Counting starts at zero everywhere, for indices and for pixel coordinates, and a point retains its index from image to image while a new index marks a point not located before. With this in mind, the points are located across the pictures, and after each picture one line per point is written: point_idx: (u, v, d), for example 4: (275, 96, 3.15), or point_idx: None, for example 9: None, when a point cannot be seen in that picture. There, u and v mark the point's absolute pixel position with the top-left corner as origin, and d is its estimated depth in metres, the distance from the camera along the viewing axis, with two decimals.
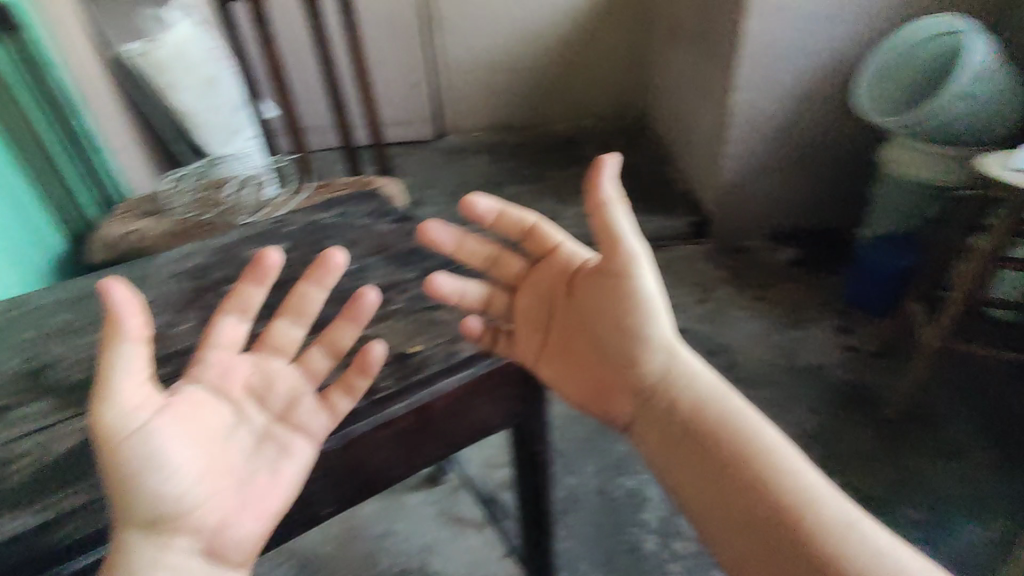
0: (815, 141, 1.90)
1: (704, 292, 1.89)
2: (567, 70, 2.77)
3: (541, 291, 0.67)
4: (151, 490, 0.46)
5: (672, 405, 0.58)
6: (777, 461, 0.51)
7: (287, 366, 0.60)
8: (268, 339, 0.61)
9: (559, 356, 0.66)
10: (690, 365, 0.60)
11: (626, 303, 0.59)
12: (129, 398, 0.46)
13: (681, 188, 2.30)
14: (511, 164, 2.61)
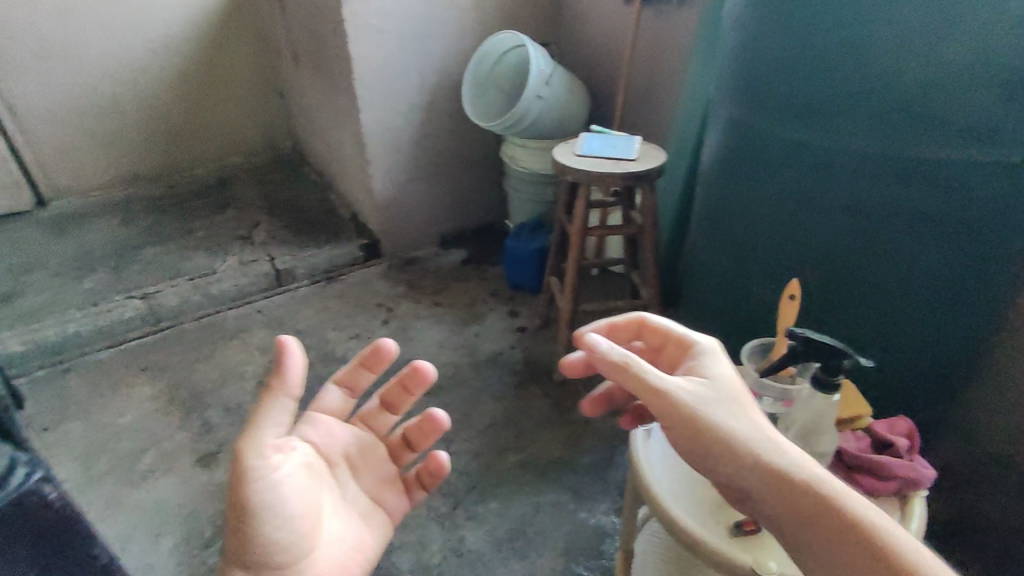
0: (446, 151, 2.07)
1: (387, 312, 1.90)
2: (194, 107, 2.48)
3: (643, 390, 0.59)
4: (270, 542, 0.55)
5: (715, 459, 0.56)
6: (817, 480, 0.52)
7: (362, 435, 0.72)
8: (335, 411, 0.69)
9: (681, 437, 0.58)
10: (727, 408, 0.58)
11: (667, 396, 0.58)
12: (271, 440, 0.55)
13: (349, 214, 2.30)
14: (149, 221, 2.24)
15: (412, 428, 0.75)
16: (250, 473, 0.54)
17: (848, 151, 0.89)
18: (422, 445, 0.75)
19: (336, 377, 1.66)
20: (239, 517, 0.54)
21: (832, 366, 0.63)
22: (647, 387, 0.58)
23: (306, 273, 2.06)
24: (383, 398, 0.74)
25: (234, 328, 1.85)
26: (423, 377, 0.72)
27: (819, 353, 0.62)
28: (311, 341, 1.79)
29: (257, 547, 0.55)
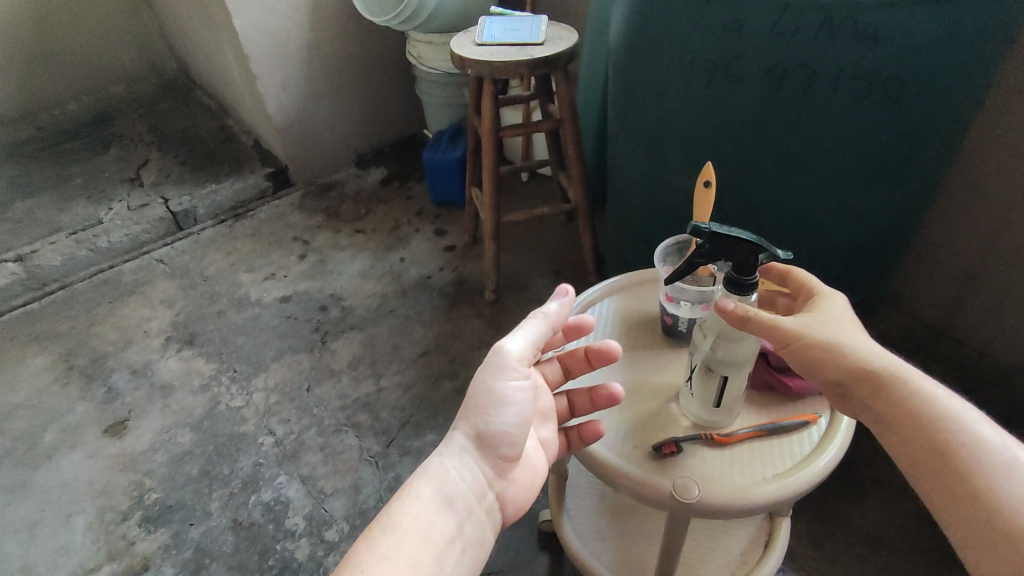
0: (346, 58, 1.83)
1: (303, 246, 1.74)
2: (49, 33, 2.12)
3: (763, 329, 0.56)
4: (493, 427, 0.58)
5: (823, 364, 0.54)
6: (923, 385, 0.50)
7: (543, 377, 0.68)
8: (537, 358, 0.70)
9: (799, 360, 0.56)
10: (846, 334, 0.55)
11: (780, 321, 0.56)
12: (521, 348, 0.61)
13: (252, 142, 2.06)
14: (18, 172, 1.96)
15: (580, 403, 0.67)
16: (497, 376, 0.59)
17: (765, 4, 0.75)
18: (583, 415, 0.67)
19: (253, 323, 1.52)
20: (469, 405, 0.59)
21: (743, 265, 0.54)
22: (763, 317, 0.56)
23: (209, 214, 1.85)
24: (563, 362, 0.70)
25: (133, 282, 1.66)
26: (610, 354, 0.67)
27: (726, 250, 0.53)
28: (222, 287, 1.63)
29: (481, 418, 0.58)
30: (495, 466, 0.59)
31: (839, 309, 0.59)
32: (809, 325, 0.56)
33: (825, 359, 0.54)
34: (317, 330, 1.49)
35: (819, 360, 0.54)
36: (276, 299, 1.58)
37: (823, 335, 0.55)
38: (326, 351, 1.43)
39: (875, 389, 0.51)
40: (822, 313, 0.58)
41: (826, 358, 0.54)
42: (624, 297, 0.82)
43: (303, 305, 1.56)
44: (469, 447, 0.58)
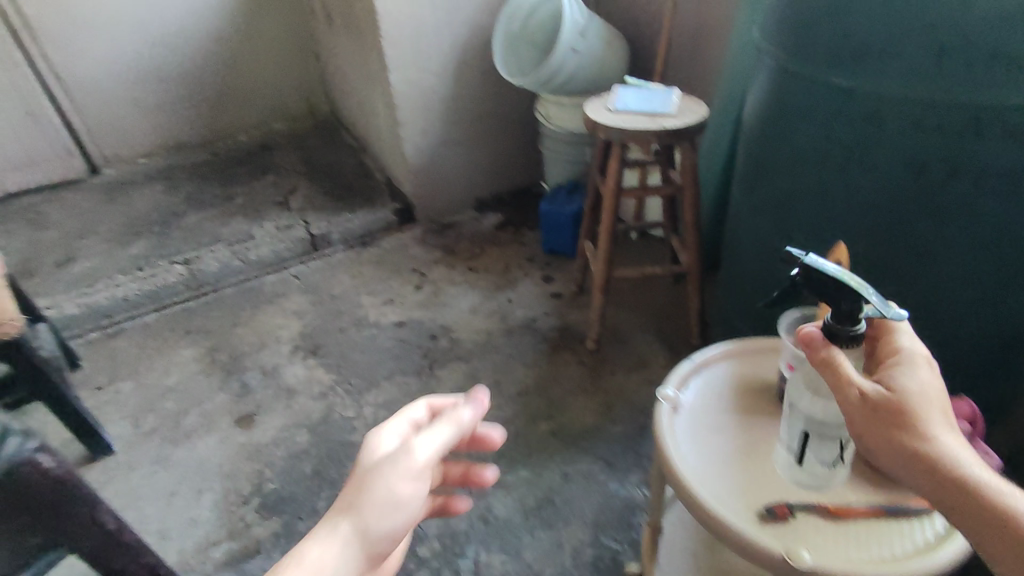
0: (480, 113, 2.00)
1: (420, 277, 1.88)
2: (233, 75, 2.50)
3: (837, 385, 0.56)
4: (384, 525, 0.57)
5: (891, 436, 0.52)
6: (992, 484, 0.48)
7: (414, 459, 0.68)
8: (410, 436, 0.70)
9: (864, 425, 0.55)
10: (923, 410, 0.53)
11: (851, 389, 0.55)
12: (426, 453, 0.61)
13: (384, 179, 2.25)
14: (193, 188, 2.28)
15: (452, 473, 0.70)
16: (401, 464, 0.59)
17: (912, 100, 0.78)
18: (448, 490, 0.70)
19: (370, 343, 1.66)
20: (351, 489, 0.57)
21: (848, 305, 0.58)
22: (839, 381, 0.56)
23: (342, 239, 2.04)
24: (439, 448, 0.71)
25: (272, 293, 1.87)
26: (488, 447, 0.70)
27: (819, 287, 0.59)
28: (347, 306, 1.79)
29: (373, 514, 0.56)
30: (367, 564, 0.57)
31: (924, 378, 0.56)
32: (883, 398, 0.54)
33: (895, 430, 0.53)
34: (426, 356, 1.59)
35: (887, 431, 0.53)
36: (392, 323, 1.71)
37: (896, 408, 0.53)
38: (433, 376, 1.53)
39: (937, 475, 0.49)
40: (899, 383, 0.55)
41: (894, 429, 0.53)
42: (739, 363, 0.85)
43: (415, 332, 1.68)
44: (347, 539, 0.55)
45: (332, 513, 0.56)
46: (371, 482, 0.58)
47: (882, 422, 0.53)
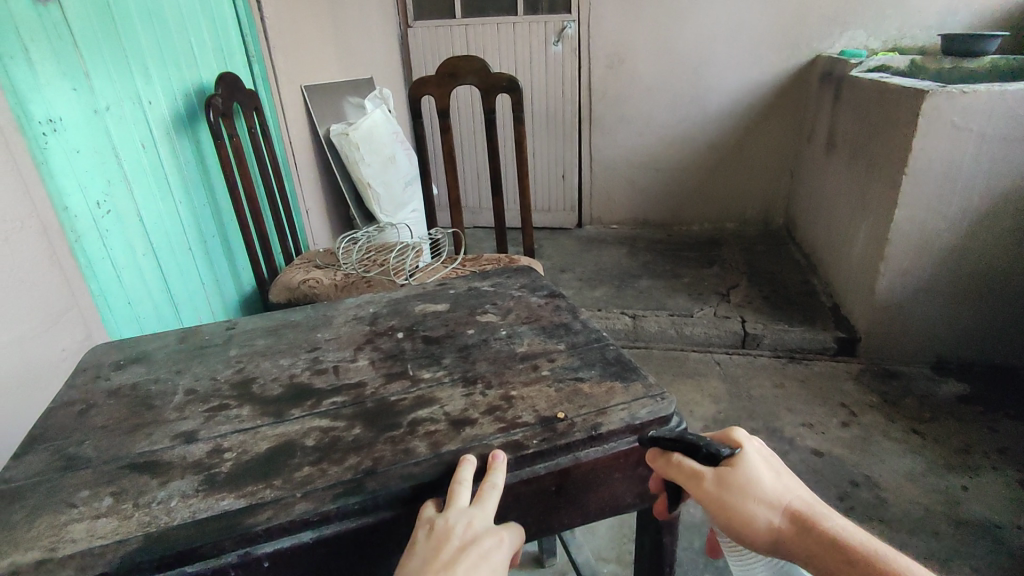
0: (989, 272, 1.73)
1: (849, 415, 1.71)
2: (713, 176, 2.82)
3: (695, 483, 0.55)
4: None
5: (746, 505, 0.53)
6: (828, 516, 0.53)
7: (477, 519, 0.50)
8: (483, 504, 0.51)
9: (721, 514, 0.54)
10: (761, 486, 0.54)
11: (706, 479, 0.54)
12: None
13: (830, 303, 2.15)
14: (648, 259, 2.64)
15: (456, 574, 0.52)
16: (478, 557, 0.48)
17: None
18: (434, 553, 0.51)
19: (781, 456, 1.57)
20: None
21: (680, 437, 0.56)
22: (690, 482, 0.55)
23: (770, 346, 2.05)
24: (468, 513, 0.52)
25: (693, 369, 1.99)
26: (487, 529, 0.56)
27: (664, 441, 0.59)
28: (763, 410, 1.75)
29: None
30: None
31: (763, 454, 0.57)
32: (728, 475, 0.54)
33: (750, 499, 0.53)
34: (843, 499, 1.42)
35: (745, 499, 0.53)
36: (810, 448, 1.59)
37: (767, 511, 0.53)
38: None
39: (838, 550, 0.50)
40: (751, 472, 0.54)
41: (746, 498, 0.53)
42: None
43: (834, 468, 1.51)
44: None
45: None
46: None
47: (739, 498, 0.53)
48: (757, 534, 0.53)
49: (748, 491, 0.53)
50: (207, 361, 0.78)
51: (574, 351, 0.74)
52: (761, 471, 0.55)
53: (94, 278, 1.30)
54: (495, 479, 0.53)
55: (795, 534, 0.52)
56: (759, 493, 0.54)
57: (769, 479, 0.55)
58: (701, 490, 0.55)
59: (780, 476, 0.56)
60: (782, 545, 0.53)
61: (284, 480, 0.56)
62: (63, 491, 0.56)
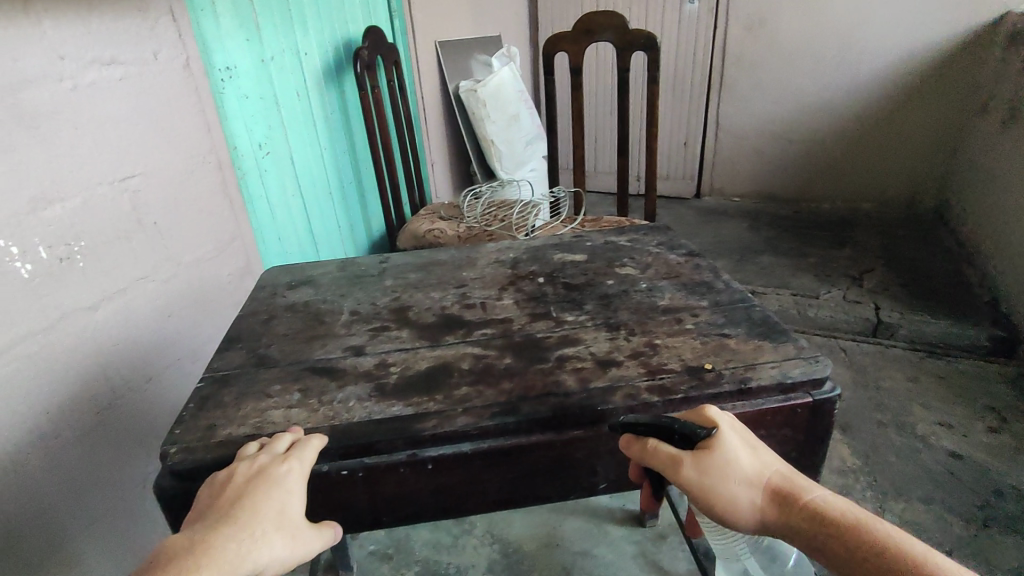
0: None
1: (998, 421, 1.55)
2: (856, 150, 2.59)
3: (673, 470, 0.50)
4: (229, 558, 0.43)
5: (727, 490, 0.48)
6: (814, 491, 0.48)
7: (264, 456, 0.52)
8: (273, 446, 0.53)
9: (702, 500, 0.49)
10: (739, 466, 0.49)
11: (681, 467, 0.50)
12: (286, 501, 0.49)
13: (986, 297, 1.93)
14: (771, 235, 2.50)
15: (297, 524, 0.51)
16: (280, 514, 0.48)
17: None
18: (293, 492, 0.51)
19: (911, 453, 1.46)
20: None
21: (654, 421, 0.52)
22: (668, 470, 0.51)
23: (907, 337, 1.89)
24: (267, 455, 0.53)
25: None
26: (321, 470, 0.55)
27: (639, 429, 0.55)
28: (893, 404, 1.63)
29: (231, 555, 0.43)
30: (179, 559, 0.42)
31: (738, 429, 0.52)
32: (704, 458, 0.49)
33: (729, 480, 0.49)
34: (983, 507, 1.30)
35: (725, 481, 0.48)
36: (946, 449, 1.46)
37: (747, 491, 0.48)
38: (988, 536, 1.23)
39: (827, 527, 0.45)
40: (728, 449, 0.50)
41: (725, 480, 0.48)
42: None
43: (973, 473, 1.39)
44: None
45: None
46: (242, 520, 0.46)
47: (720, 481, 0.48)
48: (743, 520, 0.48)
49: (728, 471, 0.49)
50: (365, 288, 0.86)
51: (718, 309, 0.73)
52: (739, 448, 0.50)
53: (254, 214, 1.44)
54: (288, 431, 0.56)
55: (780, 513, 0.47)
56: (736, 472, 0.49)
57: (747, 457, 0.50)
58: (677, 477, 0.50)
59: (762, 452, 0.51)
60: (769, 528, 0.48)
61: (445, 395, 0.61)
62: (260, 383, 0.65)
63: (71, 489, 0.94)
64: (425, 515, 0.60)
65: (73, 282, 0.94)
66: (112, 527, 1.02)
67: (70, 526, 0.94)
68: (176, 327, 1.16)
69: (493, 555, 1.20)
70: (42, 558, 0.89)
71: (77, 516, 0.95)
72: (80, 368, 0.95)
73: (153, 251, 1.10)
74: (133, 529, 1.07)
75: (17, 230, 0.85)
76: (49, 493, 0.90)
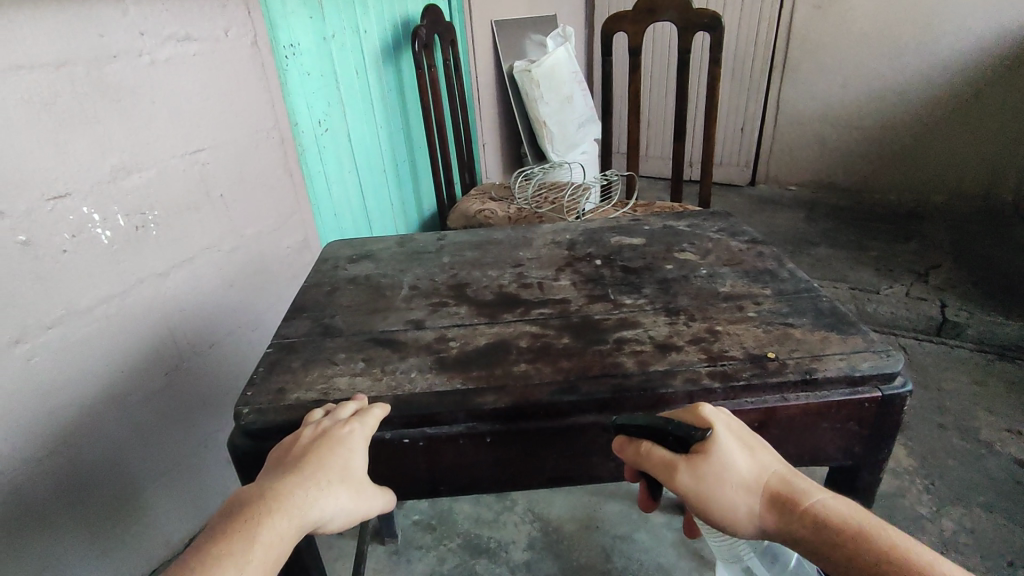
0: None
1: None
2: (928, 139, 2.45)
3: (668, 475, 0.49)
4: (299, 511, 0.45)
5: (724, 499, 0.48)
6: (811, 495, 0.48)
7: (330, 420, 0.54)
8: (340, 411, 0.55)
9: (699, 507, 0.49)
10: (734, 473, 0.48)
11: (676, 475, 0.49)
12: (351, 463, 0.51)
13: None
14: (830, 226, 2.41)
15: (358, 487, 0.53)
16: (345, 474, 0.50)
17: None
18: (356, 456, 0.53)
19: (972, 459, 1.40)
20: (223, 527, 0.43)
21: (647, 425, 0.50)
22: (662, 476, 0.50)
23: (975, 339, 1.79)
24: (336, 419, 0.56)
25: None
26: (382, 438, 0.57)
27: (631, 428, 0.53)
28: (956, 406, 1.56)
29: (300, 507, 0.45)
30: (254, 506, 0.45)
31: (732, 428, 0.51)
32: (699, 466, 0.48)
33: (727, 488, 0.48)
34: None
35: (723, 490, 0.48)
36: (1012, 457, 1.39)
37: (745, 497, 0.48)
38: None
39: (827, 536, 0.45)
40: (724, 455, 0.49)
41: (722, 489, 0.48)
42: None
43: None
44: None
45: (203, 538, 0.43)
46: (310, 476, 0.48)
47: (716, 490, 0.48)
48: (741, 526, 0.48)
49: (725, 480, 0.48)
50: (424, 264, 0.87)
51: (782, 298, 0.71)
52: (734, 453, 0.49)
53: (312, 189, 1.48)
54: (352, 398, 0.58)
55: (779, 520, 0.47)
56: (734, 478, 0.48)
57: (742, 462, 0.49)
58: (671, 483, 0.49)
59: (757, 453, 0.50)
60: (767, 532, 0.48)
61: (504, 371, 0.62)
62: (325, 351, 0.68)
63: (140, 443, 1.00)
64: (481, 487, 0.62)
65: (147, 249, 0.98)
66: (177, 481, 1.08)
67: (138, 477, 1.00)
68: (239, 296, 1.21)
69: (533, 533, 1.21)
70: (111, 504, 0.96)
71: (145, 468, 1.01)
72: (150, 331, 1.01)
73: (220, 223, 1.14)
74: (196, 484, 1.13)
75: (99, 197, 0.90)
76: (121, 445, 0.96)
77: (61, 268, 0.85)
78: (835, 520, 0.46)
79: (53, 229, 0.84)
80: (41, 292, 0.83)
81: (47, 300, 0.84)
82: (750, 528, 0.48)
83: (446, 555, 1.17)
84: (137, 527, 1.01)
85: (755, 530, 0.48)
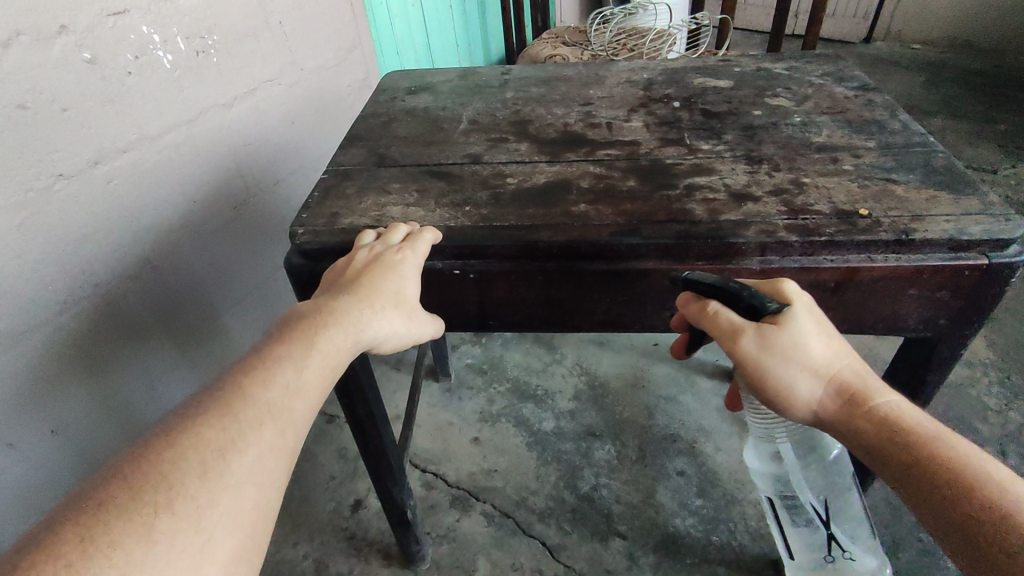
0: None
1: None
2: None
3: (730, 342, 0.46)
4: (356, 331, 0.47)
5: (787, 377, 0.45)
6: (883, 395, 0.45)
7: (383, 245, 0.54)
8: (391, 236, 0.55)
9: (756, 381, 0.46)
10: (805, 353, 0.45)
11: (740, 341, 0.46)
12: (404, 289, 0.51)
13: None
14: (952, 93, 2.11)
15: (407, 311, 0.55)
16: (399, 299, 0.51)
17: None
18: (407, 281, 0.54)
19: None
20: (283, 332, 0.45)
21: (721, 284, 0.46)
22: (724, 341, 0.47)
23: None
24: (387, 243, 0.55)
25: None
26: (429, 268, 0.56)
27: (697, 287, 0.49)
28: None
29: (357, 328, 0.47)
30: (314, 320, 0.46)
31: (812, 307, 0.47)
32: (767, 339, 0.45)
33: (793, 367, 0.45)
34: None
35: (788, 368, 0.45)
36: None
37: (809, 379, 0.46)
38: None
39: (890, 435, 0.43)
40: (800, 332, 0.45)
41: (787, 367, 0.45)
42: None
43: None
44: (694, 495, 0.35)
45: (263, 342, 0.44)
46: (365, 299, 0.48)
47: (781, 367, 0.45)
48: (797, 407, 0.46)
49: (792, 359, 0.45)
50: (485, 99, 0.81)
51: (887, 151, 0.62)
52: (809, 334, 0.46)
53: (373, 22, 1.39)
54: (403, 224, 0.56)
55: (842, 412, 0.45)
56: (804, 358, 0.45)
57: (817, 345, 0.46)
58: (732, 352, 0.47)
59: (832, 340, 0.47)
60: (821, 419, 0.46)
61: (562, 211, 0.58)
62: (378, 180, 0.66)
63: (215, 269, 1.05)
64: (530, 326, 0.61)
65: (208, 77, 0.95)
66: (247, 307, 1.15)
67: (215, 300, 1.06)
68: (301, 134, 1.19)
69: (580, 385, 1.25)
70: (196, 323, 1.03)
71: (221, 293, 1.07)
72: (219, 163, 1.01)
73: (279, 54, 1.09)
74: (264, 311, 1.20)
75: (157, 16, 0.85)
76: (198, 271, 1.01)
77: (128, 91, 0.82)
78: (904, 422, 0.43)
79: (117, 49, 0.80)
80: (112, 114, 0.81)
81: (119, 123, 0.82)
82: (806, 412, 0.47)
83: (496, 396, 1.24)
84: (216, 346, 1.09)
85: (811, 414, 0.47)
